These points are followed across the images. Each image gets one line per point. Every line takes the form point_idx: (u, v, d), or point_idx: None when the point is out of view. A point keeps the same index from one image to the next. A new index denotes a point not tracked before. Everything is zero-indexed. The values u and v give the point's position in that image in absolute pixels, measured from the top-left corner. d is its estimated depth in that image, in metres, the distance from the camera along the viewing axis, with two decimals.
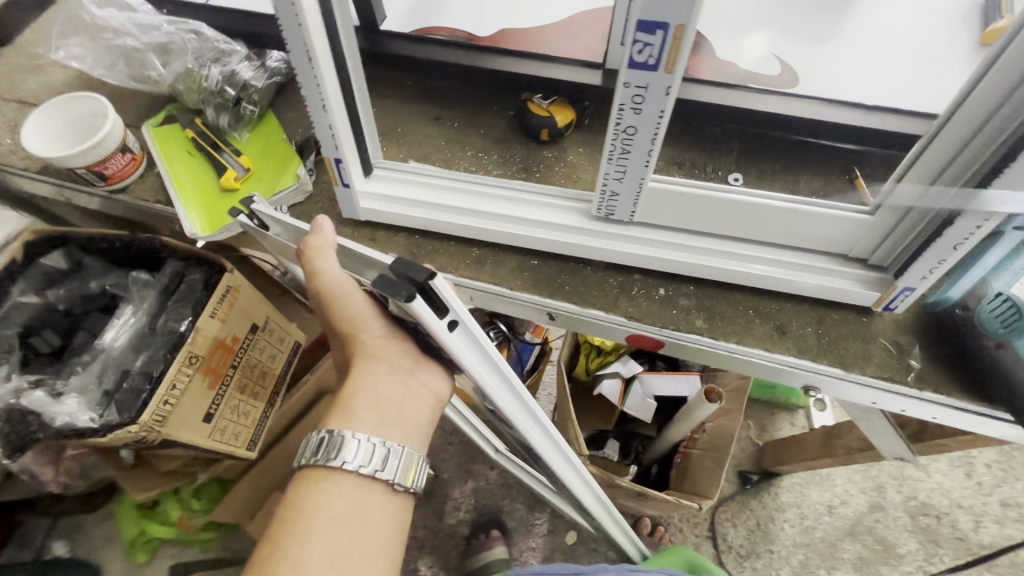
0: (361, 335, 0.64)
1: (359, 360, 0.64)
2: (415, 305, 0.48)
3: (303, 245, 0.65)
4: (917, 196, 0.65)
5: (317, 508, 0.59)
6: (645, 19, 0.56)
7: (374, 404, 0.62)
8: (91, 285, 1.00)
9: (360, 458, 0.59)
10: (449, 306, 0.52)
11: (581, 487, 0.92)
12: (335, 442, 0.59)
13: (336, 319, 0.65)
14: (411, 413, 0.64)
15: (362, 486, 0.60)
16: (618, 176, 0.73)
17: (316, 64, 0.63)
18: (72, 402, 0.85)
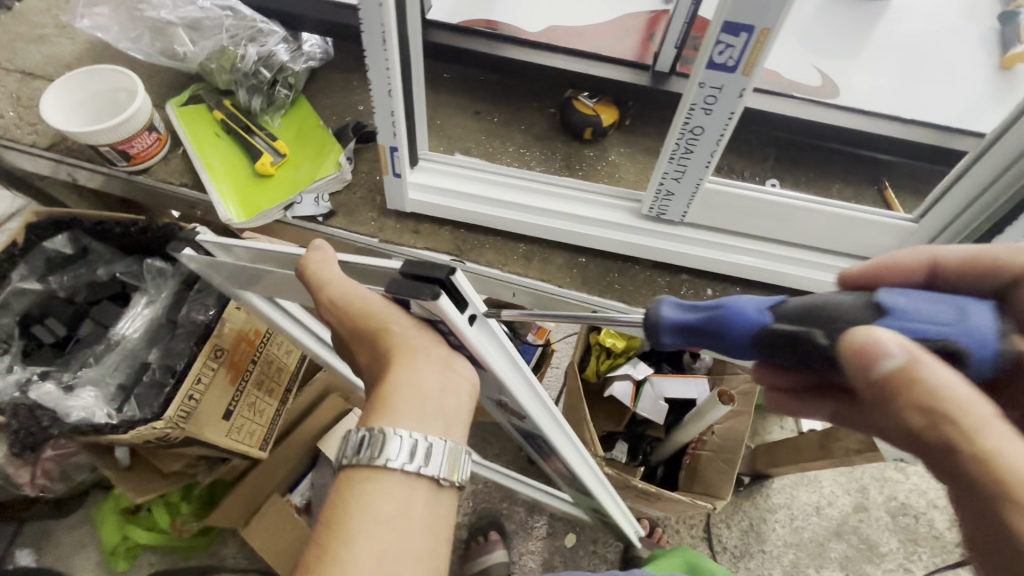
0: (388, 325, 0.52)
1: (390, 352, 0.51)
2: (442, 303, 0.44)
3: (300, 265, 0.54)
4: (964, 205, 0.68)
5: (360, 511, 0.46)
6: (732, 20, 0.56)
7: (414, 400, 0.49)
8: (98, 272, 0.94)
9: (407, 453, 0.47)
10: (467, 299, 0.48)
11: (598, 484, 0.91)
12: (377, 438, 0.46)
13: (354, 315, 0.53)
14: (456, 406, 0.51)
15: (411, 485, 0.48)
16: (677, 175, 0.74)
17: (390, 47, 0.61)
18: (89, 396, 0.79)
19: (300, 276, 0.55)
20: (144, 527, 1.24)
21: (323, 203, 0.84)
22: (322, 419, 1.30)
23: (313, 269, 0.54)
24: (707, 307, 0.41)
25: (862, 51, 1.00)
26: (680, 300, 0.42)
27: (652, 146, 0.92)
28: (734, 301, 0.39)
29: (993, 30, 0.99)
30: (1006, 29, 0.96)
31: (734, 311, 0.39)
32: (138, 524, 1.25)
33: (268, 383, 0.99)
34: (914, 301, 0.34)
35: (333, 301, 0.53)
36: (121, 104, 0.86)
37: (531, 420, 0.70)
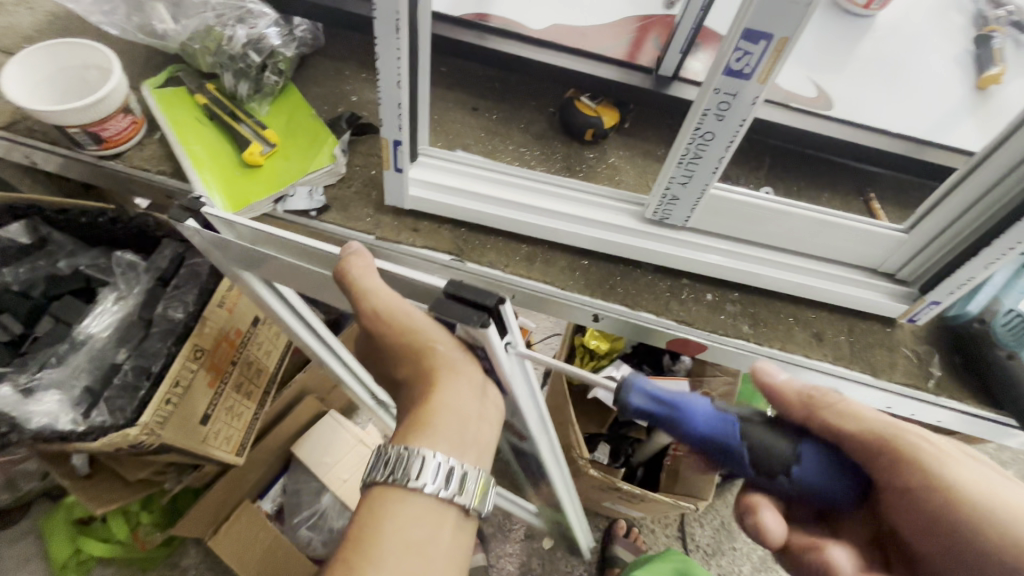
0: (434, 344, 0.50)
1: (428, 372, 0.50)
2: (489, 331, 0.46)
3: (342, 269, 0.53)
4: (957, 215, 0.68)
5: (389, 532, 0.45)
6: (752, 27, 0.54)
7: (458, 423, 0.48)
8: (59, 264, 0.86)
9: (443, 479, 0.45)
10: (508, 330, 0.50)
11: (567, 499, 0.92)
12: (415, 458, 0.45)
13: (396, 330, 0.51)
14: (486, 433, 0.51)
15: (439, 509, 0.47)
16: (683, 181, 0.72)
17: (403, 35, 0.57)
18: (52, 401, 0.73)
19: (340, 280, 0.54)
20: (98, 539, 1.13)
21: (318, 197, 0.80)
22: (300, 422, 1.25)
23: (354, 277, 0.53)
24: (668, 403, 0.47)
25: (849, 65, 1.03)
26: (653, 385, 0.48)
27: (651, 149, 0.92)
28: (688, 400, 0.47)
29: (967, 51, 1.05)
30: (980, 52, 1.02)
31: (689, 410, 0.47)
32: (92, 536, 1.14)
33: (247, 385, 0.93)
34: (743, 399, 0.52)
35: (378, 312, 0.51)
36: (89, 82, 0.81)
37: (529, 441, 0.71)
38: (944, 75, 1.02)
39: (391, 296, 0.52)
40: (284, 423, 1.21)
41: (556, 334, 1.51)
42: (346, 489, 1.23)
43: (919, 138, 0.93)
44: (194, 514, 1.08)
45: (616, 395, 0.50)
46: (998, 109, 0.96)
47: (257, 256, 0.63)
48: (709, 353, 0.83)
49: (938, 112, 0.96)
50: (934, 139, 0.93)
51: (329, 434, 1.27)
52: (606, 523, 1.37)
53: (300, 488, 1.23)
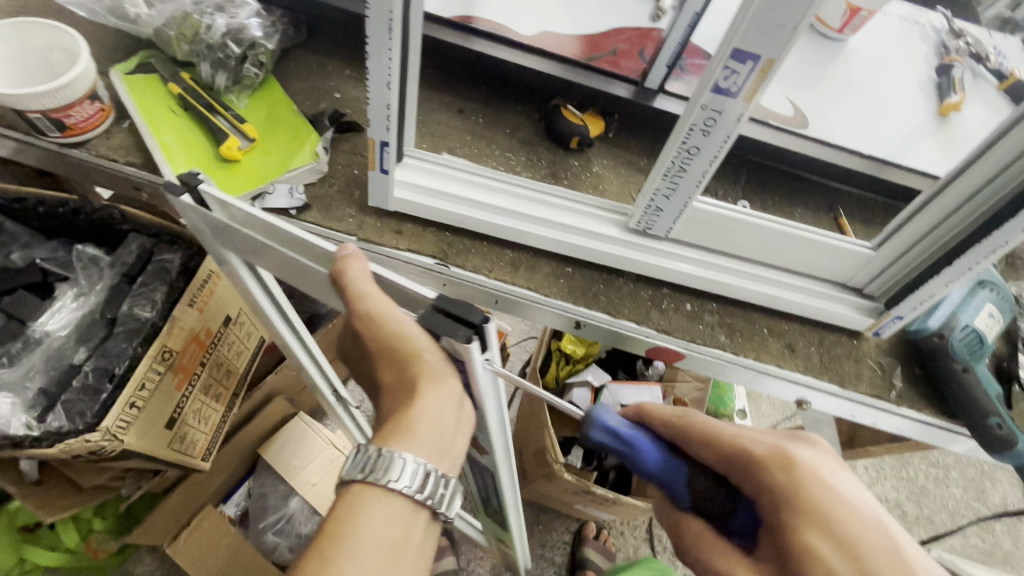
0: (420, 353, 0.48)
1: (412, 380, 0.48)
2: (472, 348, 0.45)
3: (339, 269, 0.50)
4: (922, 236, 0.71)
5: (369, 530, 0.44)
6: (740, 47, 0.55)
7: (436, 434, 0.47)
8: (13, 256, 0.81)
9: (420, 482, 0.45)
10: (490, 348, 0.48)
11: (515, 517, 0.88)
12: (395, 459, 0.44)
13: (385, 336, 0.49)
14: (460, 441, 0.49)
15: (414, 510, 0.46)
16: (667, 193, 0.73)
17: (396, 37, 0.57)
18: (4, 404, 0.69)
19: (333, 278, 0.51)
20: (46, 548, 1.07)
21: (298, 195, 0.77)
22: (267, 425, 1.20)
23: (349, 278, 0.50)
24: (625, 441, 0.52)
25: (825, 84, 1.07)
26: (614, 421, 0.52)
27: (633, 159, 0.94)
28: (641, 438, 0.52)
29: (931, 78, 1.10)
30: (942, 80, 1.08)
31: (640, 446, 0.52)
32: (38, 544, 1.07)
33: (216, 387, 0.89)
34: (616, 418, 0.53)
35: (370, 317, 0.49)
36: (54, 66, 0.77)
37: (490, 457, 0.68)
38: (911, 98, 1.06)
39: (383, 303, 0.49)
40: (251, 425, 1.16)
41: (531, 337, 1.51)
42: (315, 493, 1.19)
43: (888, 157, 0.97)
44: (151, 521, 1.02)
45: (583, 425, 0.53)
46: (956, 134, 1.02)
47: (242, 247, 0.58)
48: (685, 361, 0.85)
49: (904, 134, 1.01)
50: (900, 159, 0.97)
51: (298, 438, 1.24)
52: (575, 526, 1.38)
53: (265, 492, 1.19)
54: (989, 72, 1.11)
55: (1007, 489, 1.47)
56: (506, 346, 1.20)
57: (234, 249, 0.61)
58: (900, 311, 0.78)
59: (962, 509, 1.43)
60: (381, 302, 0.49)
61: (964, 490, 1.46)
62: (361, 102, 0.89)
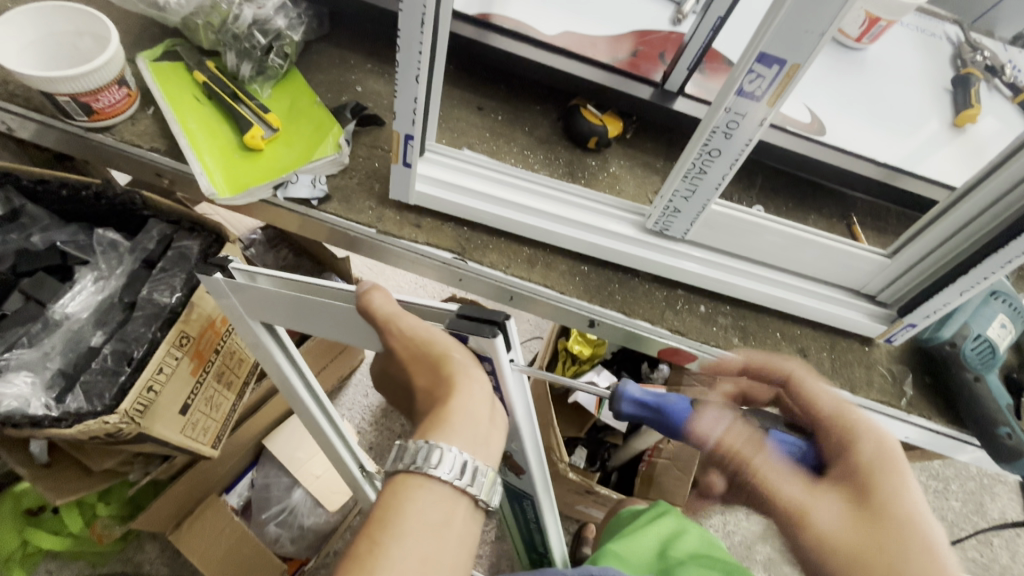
0: (450, 352, 0.51)
1: (444, 379, 0.50)
2: (497, 342, 0.49)
3: (364, 301, 0.53)
4: (937, 244, 0.72)
5: (413, 513, 0.45)
6: (768, 51, 0.56)
7: (473, 424, 0.48)
8: (33, 238, 0.82)
9: (459, 470, 0.45)
10: (512, 346, 0.53)
11: (554, 533, 0.87)
12: (435, 449, 0.45)
13: (416, 344, 0.52)
14: (495, 436, 0.50)
15: (455, 497, 0.46)
16: (686, 195, 0.74)
17: (428, 31, 0.57)
18: (23, 384, 0.70)
19: (361, 312, 0.54)
20: (49, 532, 1.07)
21: (320, 186, 0.78)
22: (272, 416, 1.20)
23: (375, 305, 0.52)
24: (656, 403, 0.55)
25: (842, 92, 1.07)
26: (640, 394, 0.54)
27: (650, 161, 0.95)
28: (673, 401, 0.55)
29: (947, 90, 1.11)
30: (958, 92, 1.08)
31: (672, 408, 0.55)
32: (42, 528, 1.07)
33: (229, 375, 0.90)
34: (637, 390, 0.55)
35: (403, 331, 0.52)
36: (82, 51, 0.78)
37: (528, 475, 0.71)
38: (927, 109, 1.07)
39: (411, 324, 0.52)
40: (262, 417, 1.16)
41: (536, 337, 1.52)
42: (319, 486, 1.19)
43: (904, 166, 0.97)
44: (156, 508, 1.01)
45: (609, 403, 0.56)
46: (971, 146, 1.02)
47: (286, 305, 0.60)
48: (696, 362, 0.85)
49: (920, 143, 1.01)
50: (917, 169, 0.97)
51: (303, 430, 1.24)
52: (575, 527, 1.38)
53: (269, 484, 1.20)
54: (1004, 86, 1.12)
55: (1006, 504, 1.48)
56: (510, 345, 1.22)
57: (266, 310, 0.63)
58: (912, 320, 0.79)
59: (961, 522, 1.44)
60: (410, 322, 0.52)
61: (963, 503, 1.46)
62: (382, 97, 0.89)
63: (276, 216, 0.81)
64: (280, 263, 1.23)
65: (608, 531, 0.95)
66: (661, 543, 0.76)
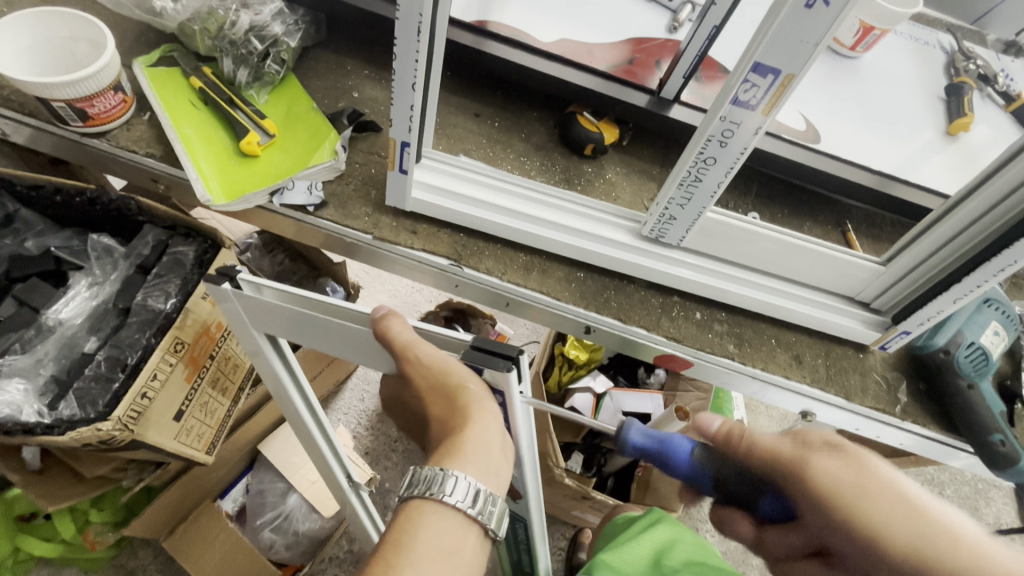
0: (466, 383, 0.51)
1: (459, 409, 0.50)
2: (511, 377, 0.49)
3: (381, 328, 0.53)
4: (930, 252, 0.72)
5: (425, 539, 0.45)
6: (762, 60, 0.56)
7: (487, 456, 0.48)
8: (27, 244, 0.81)
9: (472, 498, 0.46)
10: (524, 379, 0.53)
11: (542, 554, 0.86)
12: (450, 477, 0.46)
13: (432, 374, 0.52)
14: (507, 468, 0.50)
15: (468, 525, 0.47)
16: (682, 203, 0.74)
17: (424, 40, 0.57)
18: (16, 391, 0.69)
19: (378, 338, 0.53)
20: (41, 538, 1.06)
21: (317, 192, 0.78)
22: (267, 421, 1.19)
23: (393, 333, 0.52)
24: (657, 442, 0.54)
25: (837, 100, 1.08)
26: (642, 432, 0.55)
27: (646, 168, 0.95)
28: (675, 441, 0.54)
29: (940, 99, 1.12)
30: (952, 100, 1.09)
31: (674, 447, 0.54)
32: (34, 535, 1.06)
33: (223, 381, 0.89)
34: (640, 429, 0.55)
35: (422, 363, 0.52)
36: (77, 56, 0.77)
37: (523, 501, 0.71)
38: (921, 117, 1.08)
39: (430, 354, 0.52)
40: (257, 423, 1.15)
41: (533, 342, 1.52)
42: (314, 492, 1.19)
43: (899, 174, 0.98)
44: (150, 514, 1.01)
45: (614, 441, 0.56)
46: (964, 154, 1.03)
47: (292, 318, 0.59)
48: (692, 369, 0.86)
49: (914, 151, 1.02)
50: (911, 176, 0.98)
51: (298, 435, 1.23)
52: (571, 532, 1.38)
53: (264, 489, 1.19)
54: (997, 94, 1.13)
55: (1000, 508, 1.48)
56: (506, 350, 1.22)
57: (274, 326, 0.62)
58: (905, 327, 0.79)
59: None
60: (429, 352, 0.53)
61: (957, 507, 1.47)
62: (379, 103, 0.89)
63: (272, 222, 0.81)
64: (276, 268, 1.23)
65: (604, 539, 0.95)
66: (653, 555, 0.75)
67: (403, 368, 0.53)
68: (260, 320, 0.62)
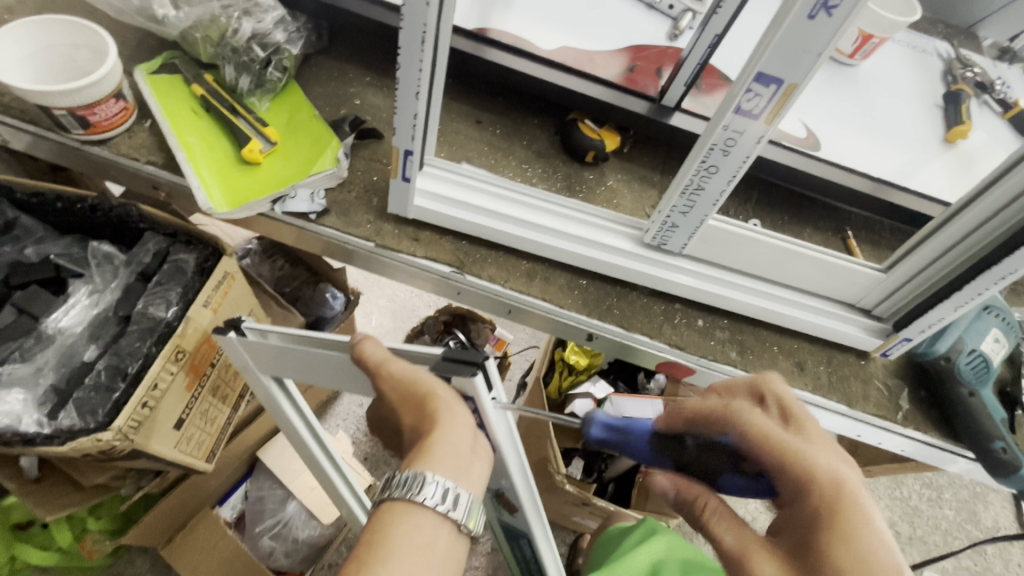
0: (435, 390, 0.51)
1: (428, 415, 0.50)
2: (477, 382, 0.49)
3: (357, 352, 0.54)
4: (931, 260, 0.72)
5: (397, 535, 0.45)
6: (764, 71, 0.56)
7: (456, 458, 0.48)
8: (27, 251, 0.81)
9: (441, 496, 0.45)
10: (495, 386, 0.53)
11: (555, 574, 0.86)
12: (416, 477, 0.46)
13: (404, 384, 0.52)
14: (481, 470, 0.50)
15: (441, 522, 0.46)
16: (684, 210, 0.74)
17: (428, 48, 0.58)
18: (16, 401, 0.69)
19: (355, 362, 0.55)
20: (38, 547, 1.05)
21: (319, 200, 0.78)
22: (267, 427, 1.19)
23: (368, 353, 0.54)
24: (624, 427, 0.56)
25: (836, 107, 1.09)
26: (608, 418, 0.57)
27: (647, 174, 0.95)
28: (638, 424, 0.56)
29: (938, 105, 1.13)
30: (950, 106, 1.10)
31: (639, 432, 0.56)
32: (31, 543, 1.05)
33: (224, 388, 0.89)
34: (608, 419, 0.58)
35: (393, 376, 0.53)
36: (79, 64, 0.77)
37: (521, 514, 0.70)
38: (920, 124, 1.08)
39: (399, 365, 0.53)
40: (255, 430, 1.15)
41: (533, 347, 1.53)
42: (314, 498, 1.18)
43: (899, 181, 0.98)
44: (145, 523, 0.99)
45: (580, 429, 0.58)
46: (964, 161, 1.03)
47: (286, 354, 0.62)
48: (694, 376, 0.86)
49: (912, 158, 1.03)
50: (911, 183, 0.98)
51: None
52: (571, 538, 1.38)
53: (263, 496, 1.18)
54: (994, 101, 1.13)
55: (999, 512, 1.48)
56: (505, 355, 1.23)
57: (276, 362, 0.65)
58: (908, 334, 0.79)
59: (955, 530, 1.44)
60: (398, 364, 0.53)
61: (956, 511, 1.47)
62: (381, 110, 0.90)
63: (273, 231, 0.81)
64: (275, 274, 1.22)
65: (600, 550, 0.93)
66: (652, 566, 0.73)
67: (377, 386, 0.54)
68: (263, 358, 0.65)
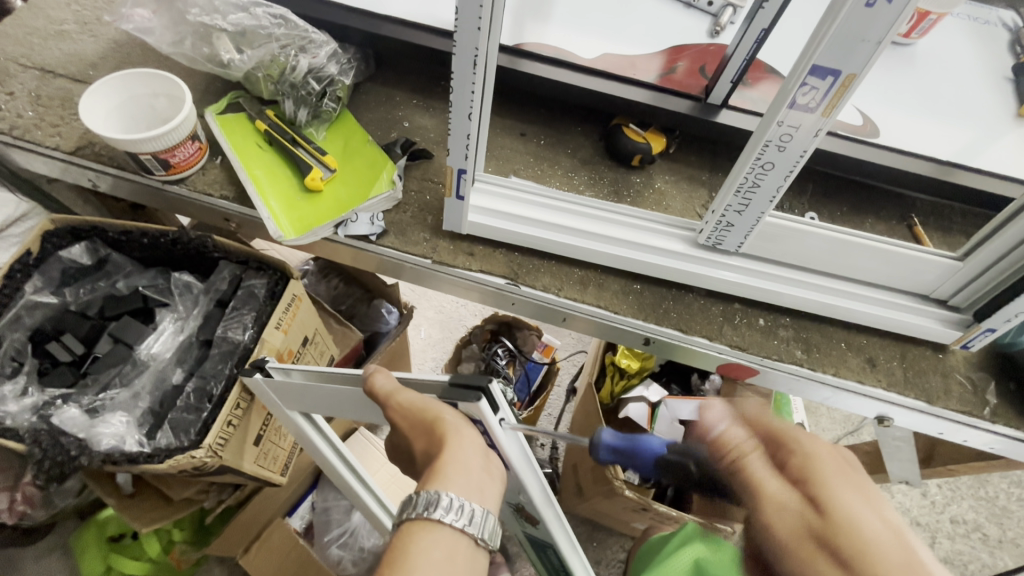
0: (442, 414, 0.53)
1: (438, 439, 0.52)
2: (481, 405, 0.51)
3: (368, 384, 0.57)
4: (1014, 245, 0.68)
5: (417, 552, 0.45)
6: (820, 63, 0.55)
7: (466, 476, 0.49)
8: (118, 285, 0.89)
9: (456, 510, 0.46)
10: (501, 407, 0.53)
11: None
12: (431, 495, 0.47)
13: (412, 413, 0.55)
14: (493, 488, 0.51)
15: (458, 538, 0.46)
16: (739, 209, 0.73)
17: (479, 72, 0.59)
18: (120, 423, 0.75)
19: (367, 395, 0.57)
20: (130, 556, 1.09)
21: (378, 222, 0.82)
22: None
23: (379, 385, 0.57)
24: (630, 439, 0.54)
25: (891, 89, 1.04)
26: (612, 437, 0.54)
27: (696, 174, 0.94)
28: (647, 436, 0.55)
29: (1008, 79, 1.06)
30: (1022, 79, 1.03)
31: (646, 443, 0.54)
32: (124, 553, 1.10)
33: None
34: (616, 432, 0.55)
35: (401, 406, 0.55)
36: (158, 111, 0.84)
37: (543, 525, 0.69)
38: (988, 100, 1.02)
39: (405, 395, 0.56)
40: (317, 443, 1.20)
41: (580, 352, 1.52)
42: None
43: (969, 162, 0.92)
44: (225, 535, 1.06)
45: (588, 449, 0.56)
46: None
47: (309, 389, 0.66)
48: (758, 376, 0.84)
49: (982, 137, 0.97)
50: (982, 163, 0.92)
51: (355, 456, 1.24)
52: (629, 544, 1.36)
53: (329, 507, 1.23)
54: None
55: None
56: (553, 361, 1.24)
57: (306, 398, 0.68)
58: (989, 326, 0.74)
59: None
60: (404, 394, 0.56)
61: None
62: (428, 130, 0.93)
63: (335, 252, 0.86)
64: (331, 292, 1.28)
65: (642, 559, 0.92)
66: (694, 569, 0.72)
67: (387, 417, 0.56)
68: (294, 392, 0.69)
